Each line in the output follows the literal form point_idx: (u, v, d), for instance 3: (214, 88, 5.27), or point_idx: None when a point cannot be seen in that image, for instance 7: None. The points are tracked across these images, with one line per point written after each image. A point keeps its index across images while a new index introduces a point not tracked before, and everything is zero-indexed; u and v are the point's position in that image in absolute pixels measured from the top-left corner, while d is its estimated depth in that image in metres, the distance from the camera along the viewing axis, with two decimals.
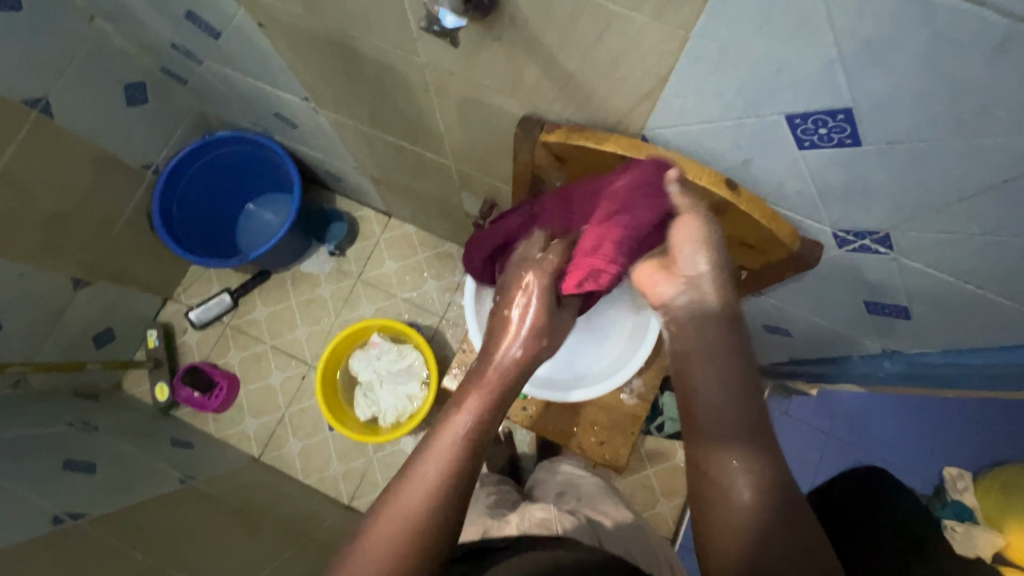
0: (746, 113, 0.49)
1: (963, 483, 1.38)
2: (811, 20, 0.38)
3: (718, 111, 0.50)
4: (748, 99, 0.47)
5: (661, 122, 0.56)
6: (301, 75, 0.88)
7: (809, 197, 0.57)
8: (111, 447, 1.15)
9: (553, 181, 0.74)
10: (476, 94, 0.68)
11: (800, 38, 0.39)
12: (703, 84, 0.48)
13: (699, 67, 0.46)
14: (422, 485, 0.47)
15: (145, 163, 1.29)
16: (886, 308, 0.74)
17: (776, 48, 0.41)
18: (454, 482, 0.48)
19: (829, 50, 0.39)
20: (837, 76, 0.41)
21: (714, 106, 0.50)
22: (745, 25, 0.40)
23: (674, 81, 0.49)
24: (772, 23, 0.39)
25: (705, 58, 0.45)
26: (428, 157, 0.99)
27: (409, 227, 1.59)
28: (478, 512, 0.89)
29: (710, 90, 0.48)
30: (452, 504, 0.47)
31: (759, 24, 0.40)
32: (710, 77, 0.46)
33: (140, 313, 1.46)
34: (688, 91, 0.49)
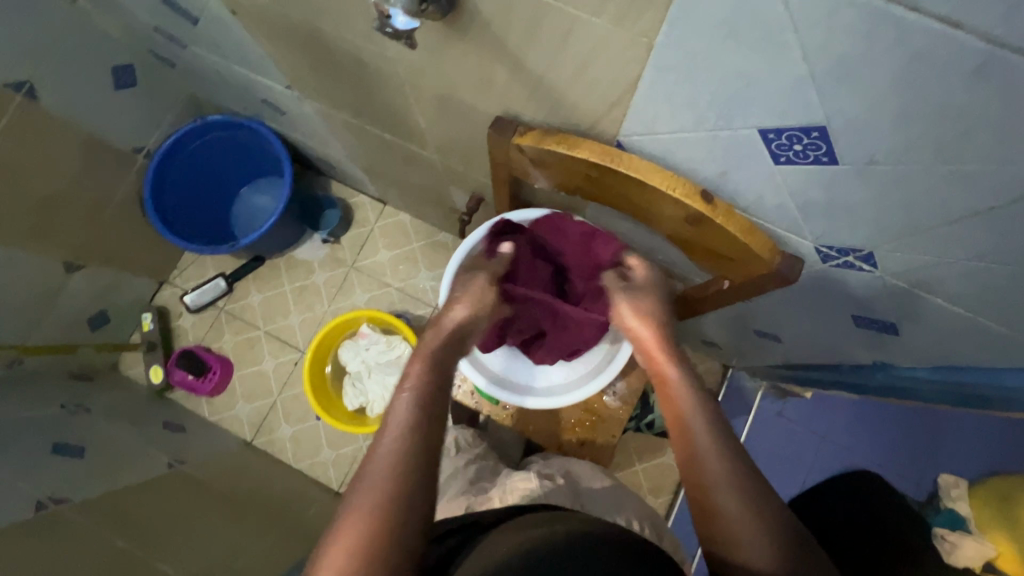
0: (717, 125, 0.46)
1: (957, 491, 1.39)
2: (777, 34, 0.35)
3: (689, 122, 0.47)
4: (718, 112, 0.44)
5: (634, 129, 0.53)
6: (281, 64, 0.85)
7: (789, 211, 0.54)
8: (101, 430, 1.17)
9: (533, 182, 0.72)
10: (448, 91, 0.65)
11: (767, 53, 0.36)
12: (672, 94, 0.45)
13: (667, 76, 0.43)
14: (382, 478, 0.52)
15: (136, 147, 1.28)
16: (874, 323, 0.72)
17: (743, 60, 0.38)
18: (413, 437, 0.55)
19: (799, 66, 0.36)
20: (808, 93, 0.38)
21: (685, 116, 0.47)
22: (709, 35, 0.37)
23: (642, 89, 0.46)
24: (737, 35, 0.36)
25: (672, 68, 0.42)
26: (412, 150, 0.97)
27: (404, 215, 1.57)
28: (456, 489, 0.89)
29: (680, 100, 0.45)
30: (414, 452, 0.54)
31: (723, 35, 0.37)
32: (678, 87, 0.44)
33: (134, 296, 1.46)
34: (656, 99, 0.46)
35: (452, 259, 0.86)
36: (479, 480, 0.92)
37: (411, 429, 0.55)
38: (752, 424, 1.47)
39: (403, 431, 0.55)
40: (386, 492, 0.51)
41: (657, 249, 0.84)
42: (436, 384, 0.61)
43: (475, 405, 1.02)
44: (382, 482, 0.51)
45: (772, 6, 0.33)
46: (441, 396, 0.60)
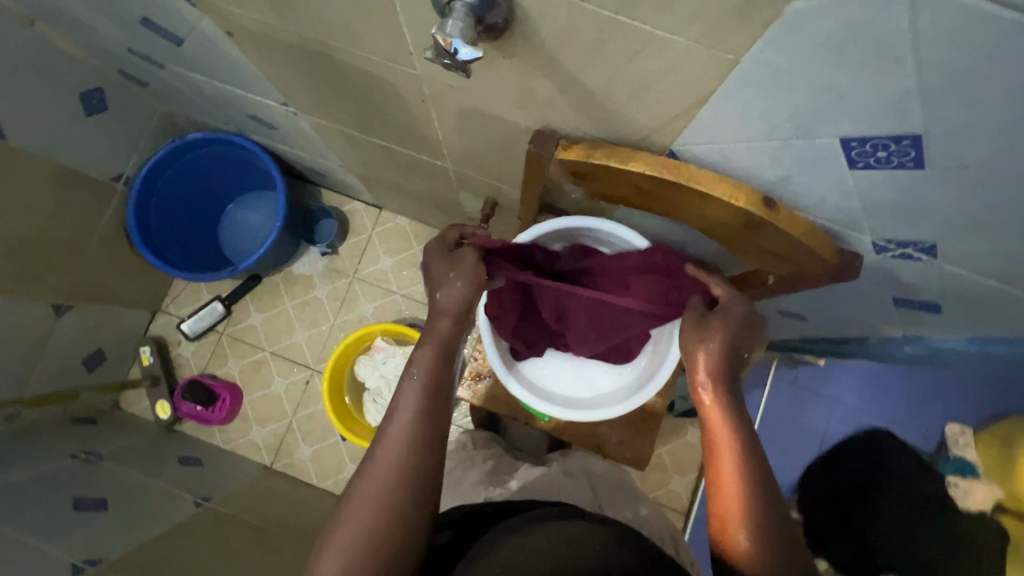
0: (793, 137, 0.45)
1: (964, 439, 1.35)
2: (892, 50, 0.33)
3: (762, 134, 0.46)
4: (797, 123, 0.43)
5: (694, 140, 0.51)
6: (279, 83, 0.80)
7: (853, 210, 0.52)
8: (118, 476, 1.12)
9: (569, 191, 0.69)
10: (477, 106, 0.61)
11: (873, 67, 0.34)
12: (749, 109, 0.43)
13: (747, 92, 0.41)
14: (388, 466, 0.54)
15: (115, 175, 1.20)
16: (916, 303, 0.72)
17: (842, 75, 0.36)
18: (419, 427, 0.56)
19: (907, 81, 0.34)
20: (910, 105, 0.36)
21: (759, 130, 0.45)
22: (808, 54, 0.35)
23: (715, 104, 0.44)
24: (840, 55, 0.35)
25: (756, 85, 0.40)
26: (422, 160, 0.92)
27: (401, 219, 1.52)
28: (474, 477, 0.83)
29: (756, 114, 0.43)
30: (420, 442, 0.56)
31: (824, 54, 0.35)
32: (758, 102, 0.42)
33: (129, 330, 1.40)
34: (729, 113, 0.45)
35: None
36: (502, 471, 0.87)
37: (416, 419, 0.57)
38: (769, 395, 1.49)
39: (409, 422, 0.57)
40: (382, 494, 0.53)
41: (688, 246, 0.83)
42: (442, 374, 0.61)
43: (510, 413, 1.01)
44: (379, 483, 0.53)
45: (893, 23, 0.31)
46: (448, 387, 0.61)
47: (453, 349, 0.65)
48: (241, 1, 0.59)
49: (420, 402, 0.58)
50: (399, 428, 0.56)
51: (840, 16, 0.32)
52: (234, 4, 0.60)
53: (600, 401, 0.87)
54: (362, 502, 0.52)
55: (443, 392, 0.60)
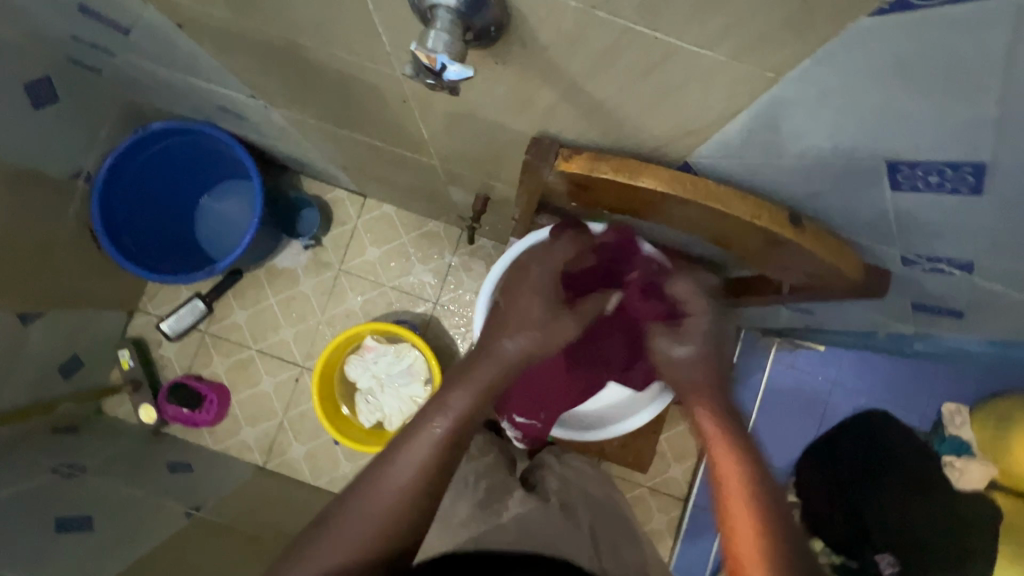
0: (838, 157, 0.42)
1: (960, 418, 1.34)
2: (975, 77, 0.31)
3: (802, 154, 0.43)
4: (842, 144, 0.40)
5: (721, 155, 0.47)
6: (244, 77, 0.71)
7: (884, 228, 0.49)
8: (104, 490, 1.08)
9: (569, 200, 0.64)
10: (468, 110, 0.55)
11: (949, 92, 0.32)
12: (795, 129, 0.40)
13: (797, 111, 0.38)
14: (387, 493, 0.52)
15: (74, 171, 1.11)
16: (936, 309, 0.68)
17: (910, 99, 0.34)
18: (427, 464, 0.55)
19: (985, 109, 0.32)
20: (983, 134, 0.34)
21: (801, 149, 0.42)
22: (875, 74, 0.33)
23: (757, 124, 0.41)
24: (914, 77, 0.32)
25: (808, 105, 0.37)
26: (408, 156, 0.85)
27: (387, 207, 1.44)
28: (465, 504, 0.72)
29: (801, 134, 0.41)
30: (424, 479, 0.54)
31: (894, 75, 0.33)
32: (807, 121, 0.39)
33: (106, 332, 1.33)
34: (770, 133, 0.42)
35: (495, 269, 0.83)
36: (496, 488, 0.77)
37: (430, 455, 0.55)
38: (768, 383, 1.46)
39: (417, 456, 0.55)
40: (372, 525, 0.51)
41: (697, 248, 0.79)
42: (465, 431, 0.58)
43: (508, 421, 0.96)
44: (371, 514, 0.52)
45: (987, 46, 0.29)
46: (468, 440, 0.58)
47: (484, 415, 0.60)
48: None
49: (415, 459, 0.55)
50: (397, 471, 0.54)
51: (922, 36, 0.30)
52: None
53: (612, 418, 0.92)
54: (348, 529, 0.51)
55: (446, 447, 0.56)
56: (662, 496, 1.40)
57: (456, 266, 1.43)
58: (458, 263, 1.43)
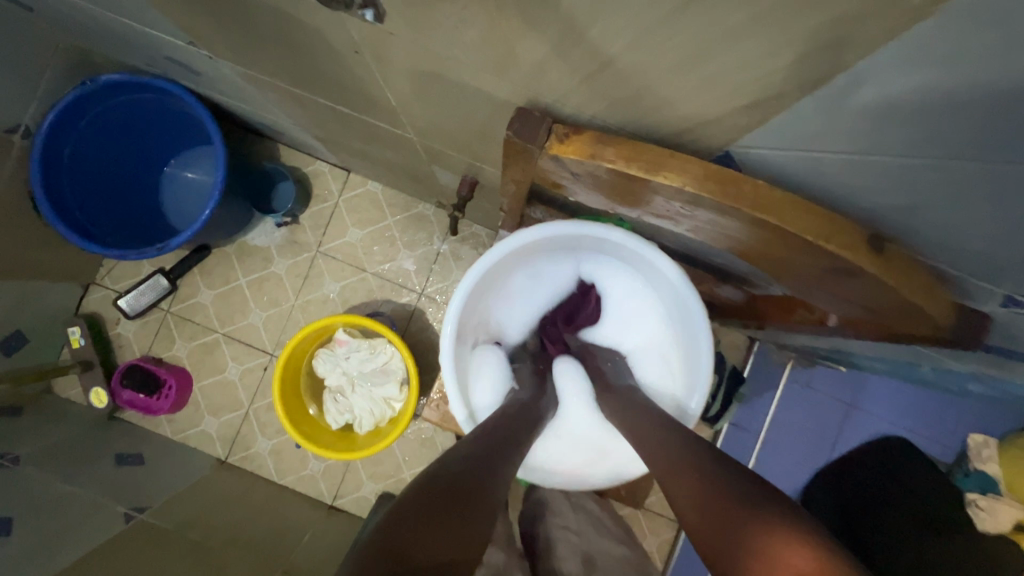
0: (978, 147, 0.28)
1: (988, 452, 1.20)
2: None
3: (921, 141, 0.29)
4: (997, 134, 0.27)
5: (790, 144, 0.34)
6: (171, 14, 0.57)
7: (1002, 265, 0.35)
8: (37, 486, 0.97)
9: (567, 194, 0.50)
10: (435, 69, 0.41)
11: None
12: (925, 90, 0.27)
13: (950, 58, 0.24)
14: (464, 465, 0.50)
15: (10, 126, 0.97)
16: (1016, 356, 0.54)
17: None
18: (490, 447, 0.55)
19: None
20: None
21: (921, 131, 0.29)
22: None
23: (866, 81, 0.27)
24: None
25: (980, 43, 0.23)
26: (380, 128, 0.71)
27: (372, 184, 1.30)
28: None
29: (927, 104, 0.27)
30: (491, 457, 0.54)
31: None
32: (948, 79, 0.25)
33: (55, 307, 1.21)
34: (881, 99, 0.28)
35: (475, 272, 0.68)
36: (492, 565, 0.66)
37: (487, 437, 0.58)
38: (779, 402, 1.33)
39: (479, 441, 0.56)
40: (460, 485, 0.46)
41: (721, 257, 0.65)
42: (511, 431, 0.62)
43: None
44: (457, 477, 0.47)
45: None
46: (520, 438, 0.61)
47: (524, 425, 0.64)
48: None
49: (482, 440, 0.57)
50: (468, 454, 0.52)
51: None
52: None
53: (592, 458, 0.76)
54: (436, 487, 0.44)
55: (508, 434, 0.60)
56: (655, 517, 1.29)
57: (445, 255, 1.29)
58: (447, 251, 1.29)
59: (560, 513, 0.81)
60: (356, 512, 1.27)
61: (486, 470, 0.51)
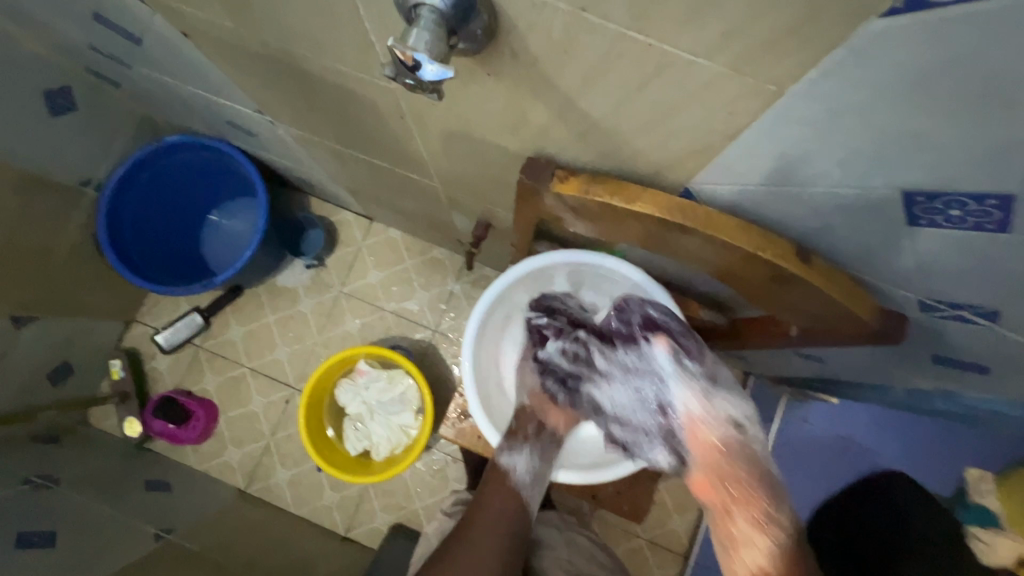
0: (838, 182, 0.38)
1: (985, 485, 1.27)
2: (996, 91, 0.27)
3: (798, 176, 0.39)
4: (850, 169, 0.36)
5: (728, 182, 0.44)
6: (247, 89, 0.72)
7: (903, 267, 0.45)
8: (74, 507, 1.04)
9: (568, 227, 0.61)
10: (463, 129, 0.54)
11: (967, 114, 0.29)
12: (777, 157, 0.38)
13: (798, 123, 0.34)
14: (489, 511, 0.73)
15: (84, 179, 1.12)
16: (958, 363, 0.63)
17: (918, 119, 0.30)
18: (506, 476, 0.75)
19: (1013, 130, 0.28)
20: (1010, 160, 0.30)
21: (795, 170, 0.39)
22: (884, 84, 0.29)
23: (745, 139, 0.37)
24: (938, 91, 0.28)
25: (814, 111, 0.33)
26: (408, 178, 0.84)
27: (393, 231, 1.43)
28: None
29: (792, 153, 0.37)
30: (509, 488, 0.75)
31: (898, 88, 0.29)
32: (797, 137, 0.35)
33: (100, 341, 1.32)
34: (760, 151, 0.38)
35: (496, 288, 0.78)
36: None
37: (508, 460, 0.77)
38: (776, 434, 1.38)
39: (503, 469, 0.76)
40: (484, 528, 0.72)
41: (701, 283, 0.74)
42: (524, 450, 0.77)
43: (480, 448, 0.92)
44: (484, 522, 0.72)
45: (1003, 57, 0.25)
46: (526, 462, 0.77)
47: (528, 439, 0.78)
48: (195, 1, 0.53)
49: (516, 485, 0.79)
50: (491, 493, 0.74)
51: (938, 44, 0.26)
52: (188, 5, 0.54)
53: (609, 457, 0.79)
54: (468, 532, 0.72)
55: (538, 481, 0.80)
56: (661, 552, 1.27)
57: (458, 295, 1.40)
58: (460, 291, 1.40)
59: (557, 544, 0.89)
60: (369, 544, 1.31)
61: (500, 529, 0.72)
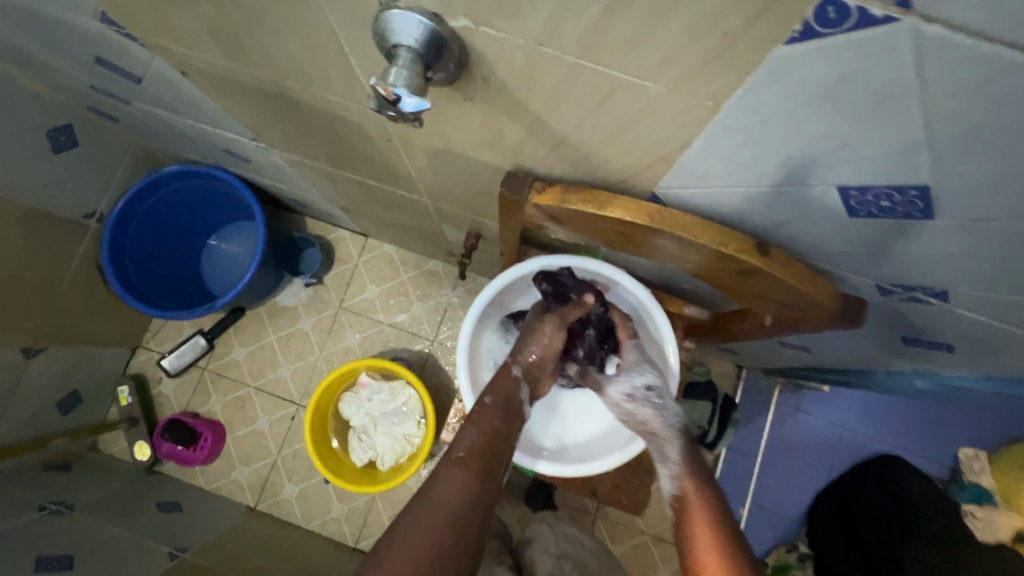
0: (782, 179, 0.42)
1: (979, 464, 1.30)
2: (895, 100, 0.31)
3: (745, 176, 0.43)
4: (788, 169, 0.40)
5: (687, 186, 0.48)
6: (242, 119, 0.76)
7: (853, 255, 0.49)
8: (87, 531, 1.06)
9: (550, 234, 0.65)
10: (447, 148, 0.58)
11: (878, 118, 0.32)
12: (725, 161, 0.42)
13: (736, 131, 0.38)
14: (450, 499, 0.54)
15: (87, 212, 1.17)
16: (925, 342, 0.66)
17: (836, 124, 0.34)
18: (475, 467, 0.58)
19: (915, 132, 0.32)
20: (919, 157, 0.34)
21: (743, 171, 0.43)
22: (801, 97, 0.33)
23: (695, 146, 0.41)
24: (846, 102, 0.32)
25: (748, 120, 0.37)
26: (399, 195, 0.88)
27: (388, 246, 1.47)
28: None
29: (736, 155, 0.41)
30: (474, 475, 0.57)
31: (814, 100, 0.33)
32: (738, 143, 0.39)
33: (107, 368, 1.35)
34: (709, 156, 0.42)
35: (485, 293, 0.81)
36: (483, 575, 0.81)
37: (477, 445, 0.61)
38: (772, 425, 1.40)
39: (470, 462, 0.58)
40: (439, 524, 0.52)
41: (682, 279, 0.78)
42: (497, 427, 0.64)
43: None
44: (438, 517, 0.53)
45: (893, 74, 0.29)
46: (506, 443, 0.63)
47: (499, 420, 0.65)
48: (191, 43, 0.57)
49: (467, 466, 0.58)
50: (449, 482, 0.56)
51: (840, 64, 0.30)
52: (185, 46, 0.58)
53: (584, 456, 0.84)
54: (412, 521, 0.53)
55: (497, 452, 0.61)
56: (667, 547, 1.29)
57: (454, 305, 1.44)
58: (456, 301, 1.44)
59: (558, 538, 0.92)
60: None
61: (463, 524, 0.53)
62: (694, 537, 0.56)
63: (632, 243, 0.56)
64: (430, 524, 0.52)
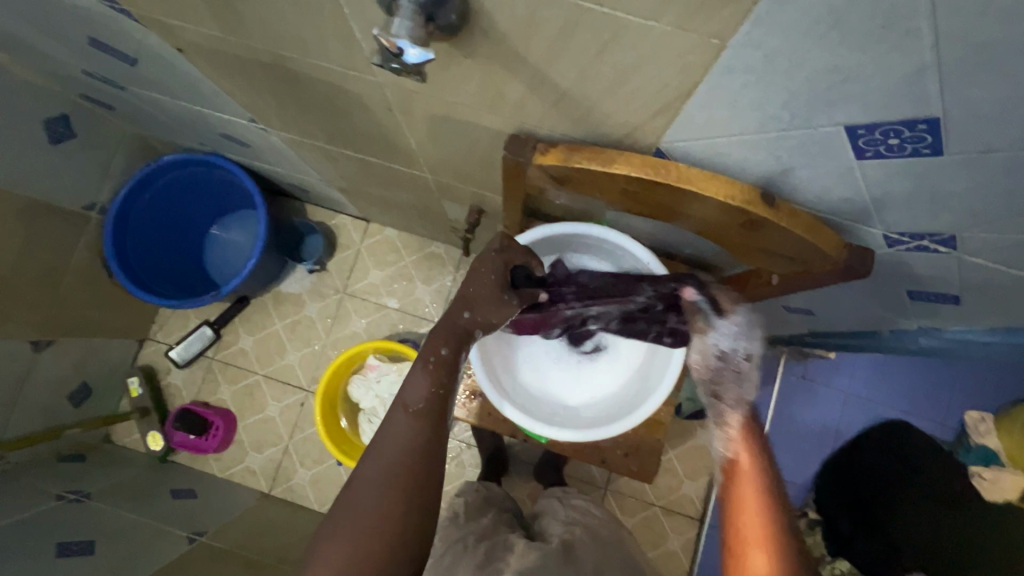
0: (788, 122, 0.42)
1: None
2: (902, 22, 0.30)
3: (750, 120, 0.43)
4: (794, 111, 0.40)
5: (692, 138, 0.48)
6: (239, 98, 0.75)
7: (861, 203, 0.49)
8: (105, 518, 1.08)
9: (553, 199, 0.65)
10: (448, 114, 0.58)
11: (884, 44, 0.32)
12: (730, 106, 0.42)
13: (740, 71, 0.38)
14: (402, 445, 0.57)
15: (88, 204, 1.17)
16: (931, 296, 0.66)
17: (842, 54, 0.34)
18: (425, 415, 0.60)
19: (924, 56, 0.32)
20: (928, 83, 0.34)
21: (748, 115, 0.42)
22: (806, 25, 0.33)
23: (699, 91, 0.41)
24: (854, 27, 0.32)
25: (752, 56, 0.36)
26: (399, 171, 0.87)
27: (389, 230, 1.47)
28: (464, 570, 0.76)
29: (741, 98, 0.41)
30: (422, 420, 0.60)
31: (820, 28, 0.33)
32: (743, 84, 0.39)
33: (116, 360, 1.36)
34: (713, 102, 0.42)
35: None
36: (498, 544, 0.82)
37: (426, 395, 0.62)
38: (778, 394, 1.38)
39: (420, 411, 0.60)
40: (394, 471, 0.56)
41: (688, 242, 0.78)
42: (446, 377, 0.65)
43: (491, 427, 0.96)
44: (392, 464, 0.56)
45: None
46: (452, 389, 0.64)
47: (447, 370, 0.65)
48: (185, 15, 0.57)
49: (418, 417, 0.60)
50: (399, 430, 0.58)
51: None
52: (179, 19, 0.58)
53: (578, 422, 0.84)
54: (369, 470, 0.56)
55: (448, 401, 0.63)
56: (678, 517, 1.31)
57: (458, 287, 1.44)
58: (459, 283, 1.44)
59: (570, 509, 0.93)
60: None
61: (416, 465, 0.56)
62: (740, 522, 0.56)
63: (637, 198, 0.55)
64: (384, 471, 0.55)
